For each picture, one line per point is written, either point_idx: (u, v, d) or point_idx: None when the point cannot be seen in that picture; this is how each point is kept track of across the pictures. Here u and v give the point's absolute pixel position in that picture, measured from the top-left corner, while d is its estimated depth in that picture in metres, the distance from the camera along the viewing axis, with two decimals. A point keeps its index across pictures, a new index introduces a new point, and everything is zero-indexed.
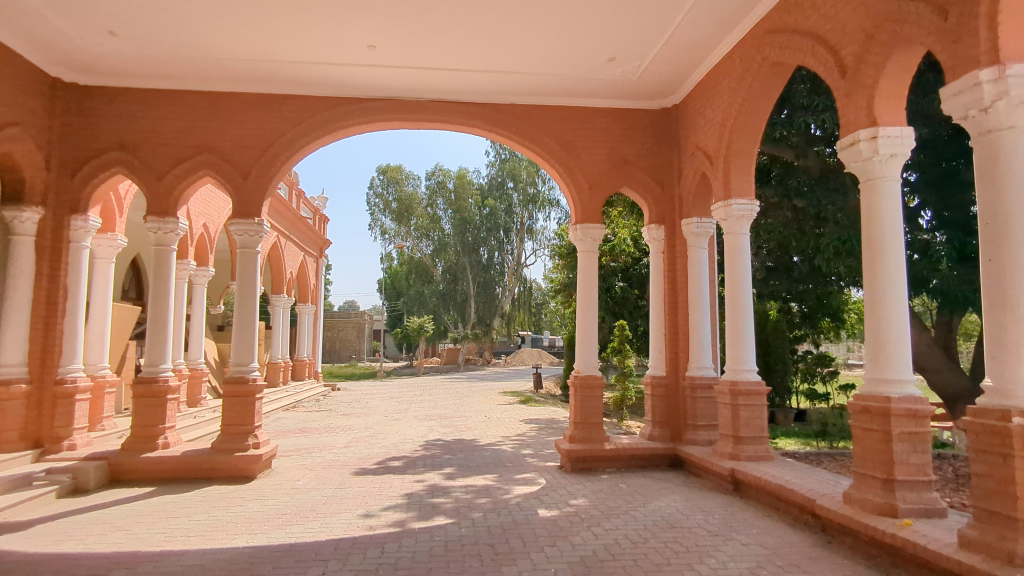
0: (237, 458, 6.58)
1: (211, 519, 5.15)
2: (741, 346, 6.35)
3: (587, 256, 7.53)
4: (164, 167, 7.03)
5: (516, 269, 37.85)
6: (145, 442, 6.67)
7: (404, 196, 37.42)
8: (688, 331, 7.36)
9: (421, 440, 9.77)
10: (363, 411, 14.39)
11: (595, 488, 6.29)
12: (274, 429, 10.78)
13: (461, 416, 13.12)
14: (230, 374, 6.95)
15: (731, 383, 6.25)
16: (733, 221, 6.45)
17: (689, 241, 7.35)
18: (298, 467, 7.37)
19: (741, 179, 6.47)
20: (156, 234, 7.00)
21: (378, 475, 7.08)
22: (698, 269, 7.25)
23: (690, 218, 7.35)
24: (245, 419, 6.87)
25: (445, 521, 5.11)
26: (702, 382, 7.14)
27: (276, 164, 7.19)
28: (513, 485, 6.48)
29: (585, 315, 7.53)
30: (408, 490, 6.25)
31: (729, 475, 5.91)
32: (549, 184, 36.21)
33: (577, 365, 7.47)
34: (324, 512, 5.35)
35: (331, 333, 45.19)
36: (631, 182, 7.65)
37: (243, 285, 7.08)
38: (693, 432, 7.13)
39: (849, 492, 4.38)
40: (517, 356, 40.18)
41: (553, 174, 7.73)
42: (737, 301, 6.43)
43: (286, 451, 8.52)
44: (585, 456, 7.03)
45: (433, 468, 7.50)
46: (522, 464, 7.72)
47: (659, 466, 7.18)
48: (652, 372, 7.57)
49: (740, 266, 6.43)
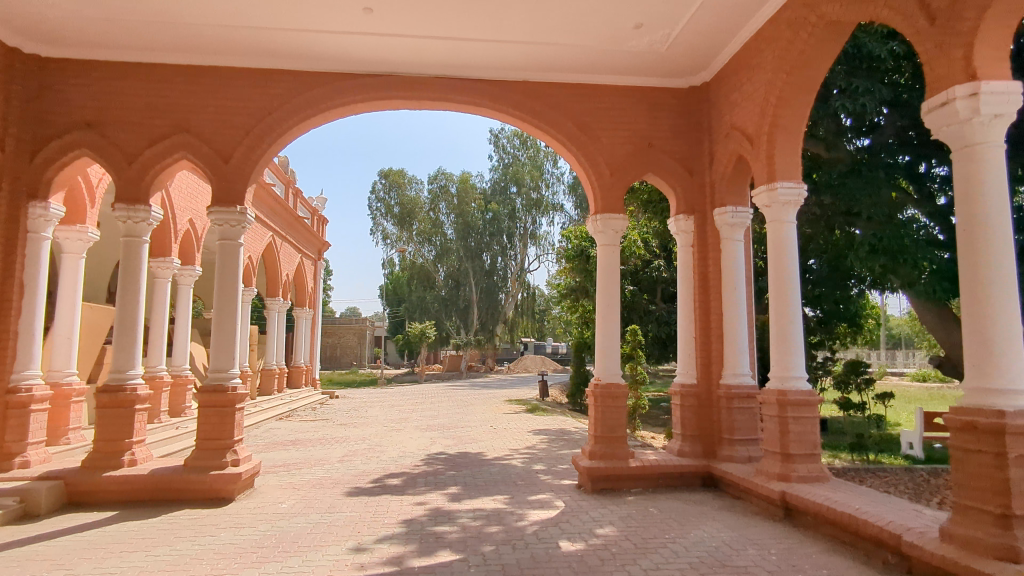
0: (212, 478, 5.78)
1: (176, 555, 4.34)
2: (789, 351, 5.54)
3: (608, 249, 6.75)
4: (135, 149, 6.26)
5: (519, 274, 37.23)
6: (109, 459, 5.88)
7: (406, 200, 36.66)
8: (724, 333, 6.55)
9: (423, 454, 8.95)
10: (361, 421, 13.57)
11: (623, 513, 5.48)
12: (263, 442, 9.97)
13: (464, 426, 12.30)
14: (207, 382, 6.17)
15: (778, 393, 5.44)
16: (778, 208, 5.63)
17: (723, 233, 6.57)
18: (284, 487, 6.56)
19: (790, 160, 5.65)
20: (125, 224, 6.21)
21: (374, 496, 6.26)
22: (734, 264, 6.48)
23: (725, 206, 6.57)
24: (224, 433, 6.07)
25: (452, 558, 4.29)
26: (739, 392, 6.33)
27: (263, 146, 6.42)
28: (528, 510, 5.65)
29: (606, 316, 6.71)
30: (408, 515, 5.43)
31: (780, 499, 5.11)
32: (552, 189, 35.56)
33: (597, 372, 6.67)
34: (309, 546, 4.54)
35: (332, 340, 44.43)
36: (655, 168, 6.88)
37: (223, 280, 6.30)
38: (730, 447, 6.32)
39: (947, 527, 3.58)
40: (520, 364, 39.42)
41: (570, 159, 6.96)
42: (783, 299, 5.62)
43: (274, 467, 7.71)
44: (608, 474, 6.24)
45: (436, 487, 6.68)
46: (536, 483, 6.90)
47: (692, 486, 6.38)
48: (681, 380, 6.77)
49: (787, 259, 5.64)
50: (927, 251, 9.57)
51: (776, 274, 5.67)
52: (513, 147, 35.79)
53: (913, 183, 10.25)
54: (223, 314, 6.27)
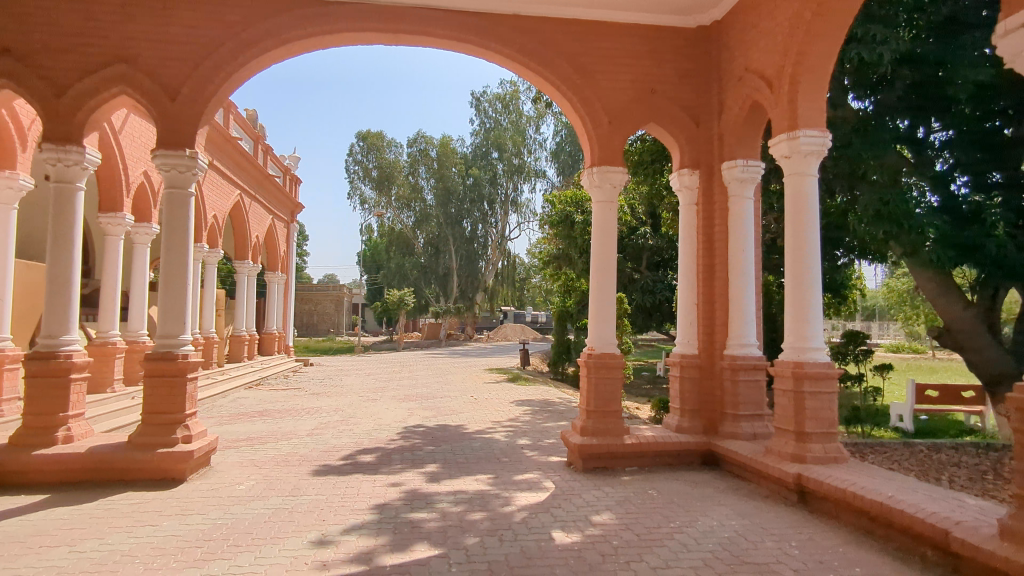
0: (160, 456, 5.14)
1: (105, 552, 3.70)
2: (806, 319, 5.00)
3: (604, 206, 6.12)
4: (66, 82, 5.42)
5: (500, 242, 36.57)
6: (41, 436, 5.18)
7: (385, 163, 35.46)
8: (729, 300, 6.01)
9: (400, 427, 8.35)
10: (335, 390, 12.95)
11: (620, 496, 4.95)
12: (228, 414, 9.31)
13: (443, 397, 11.75)
14: (155, 349, 5.46)
15: (794, 365, 4.92)
16: (799, 159, 5.04)
17: (731, 189, 5.99)
18: (244, 465, 5.92)
19: (813, 104, 5.04)
20: (54, 167, 5.40)
21: (343, 475, 5.65)
22: (742, 224, 5.92)
23: (735, 160, 5.97)
24: (174, 406, 5.38)
25: (429, 554, 3.70)
26: (745, 363, 5.82)
27: (215, 81, 5.60)
28: (514, 493, 5.09)
29: (601, 279, 6.11)
30: (381, 499, 4.84)
31: (794, 482, 4.62)
32: (534, 154, 34.68)
33: (589, 341, 6.09)
34: (264, 539, 3.93)
35: (309, 307, 43.52)
36: (658, 116, 6.22)
37: (171, 235, 5.55)
38: (733, 423, 5.84)
39: (1008, 522, 3.11)
40: (500, 333, 39.01)
41: (564, 107, 6.26)
42: (802, 261, 5.05)
43: (235, 442, 7.06)
44: (601, 452, 5.72)
45: (413, 465, 6.09)
46: (522, 460, 6.35)
47: (690, 465, 5.89)
48: (680, 351, 6.23)
49: (807, 215, 5.07)
50: (926, 217, 8.92)
51: (795, 234, 5.09)
52: (494, 111, 34.71)
53: (911, 149, 9.68)
54: (171, 273, 5.54)
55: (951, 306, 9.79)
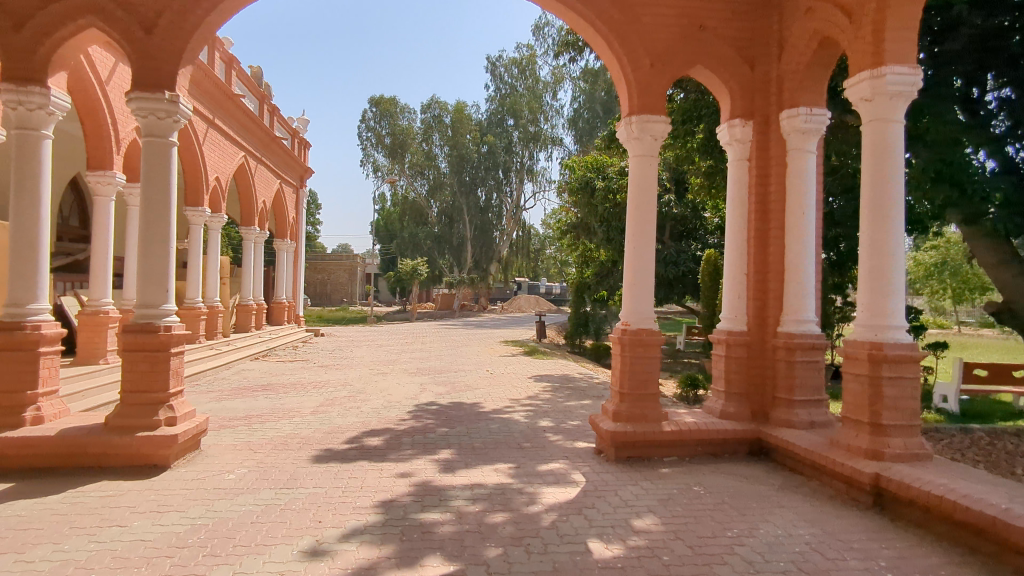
0: (141, 441, 4.55)
1: (56, 563, 3.09)
2: (886, 291, 4.22)
3: (642, 161, 5.39)
4: (26, 14, 4.74)
5: (515, 212, 35.83)
6: (6, 416, 4.60)
7: (398, 130, 34.40)
8: (785, 270, 5.27)
9: (411, 405, 7.74)
10: (345, 362, 12.39)
11: (662, 494, 4.29)
12: (228, 388, 8.77)
13: (457, 371, 11.17)
14: (135, 320, 4.84)
15: (871, 346, 4.17)
16: (883, 102, 4.24)
17: (791, 141, 5.22)
18: (237, 450, 5.33)
19: (904, 33, 4.18)
20: (15, 111, 4.72)
21: (346, 463, 5.04)
22: (804, 182, 5.15)
23: (797, 107, 5.16)
24: (156, 384, 4.78)
25: (443, 571, 3.06)
26: (803, 342, 5.09)
27: (197, 12, 4.87)
28: (540, 487, 4.45)
29: (638, 245, 5.38)
30: (389, 495, 4.22)
31: (871, 483, 3.93)
32: (551, 121, 33.71)
33: (623, 315, 5.39)
34: (248, 547, 3.32)
35: (322, 277, 43.09)
36: (708, 58, 5.42)
37: (150, 191, 4.87)
38: (787, 410, 5.14)
39: None
40: (514, 304, 38.53)
41: (599, 47, 5.47)
42: (882, 224, 4.26)
43: (231, 420, 6.48)
44: (636, 440, 5.06)
45: (424, 451, 5.46)
46: (545, 446, 5.71)
47: (736, 455, 5.22)
48: (727, 327, 5.50)
49: (891, 169, 4.26)
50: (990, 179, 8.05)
51: (874, 192, 4.29)
52: (510, 77, 33.57)
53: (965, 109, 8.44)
54: (149, 236, 4.88)
55: (1011, 280, 8.94)
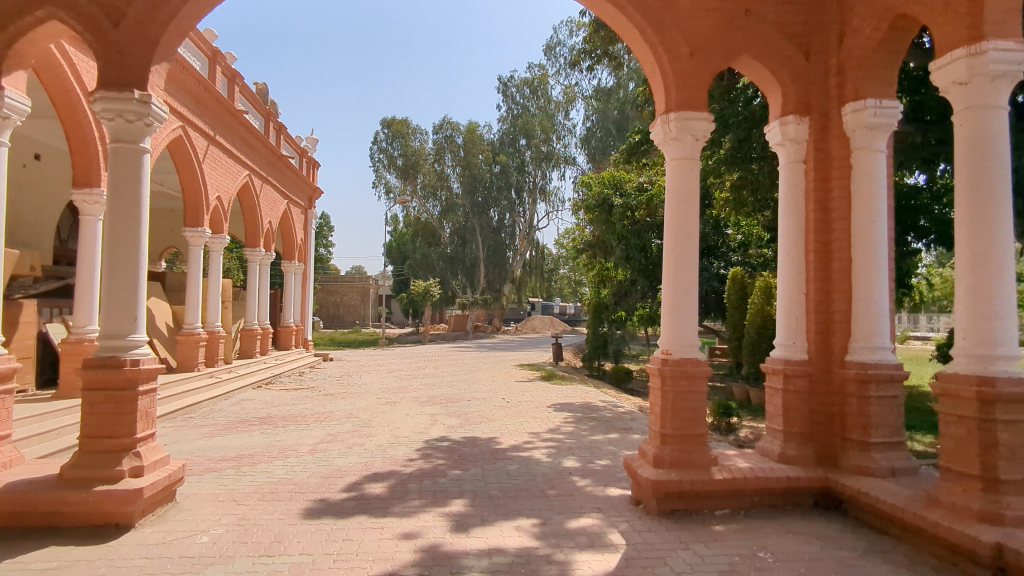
0: (98, 498, 3.84)
1: None
2: (994, 313, 3.45)
3: (680, 164, 4.68)
4: None
5: (528, 232, 35.37)
6: None
7: (410, 151, 34.04)
8: (852, 288, 4.52)
9: (420, 441, 7.00)
10: (353, 390, 11.70)
11: (725, 564, 3.50)
12: (223, 421, 8.09)
13: (470, 399, 10.42)
14: (96, 354, 4.16)
15: (978, 381, 3.39)
16: (981, 85, 3.52)
17: (856, 140, 4.51)
18: (218, 501, 4.60)
19: (1006, 1, 3.47)
20: None
21: (341, 519, 4.29)
22: (872, 184, 4.44)
23: (863, 100, 4.47)
24: (120, 429, 4.09)
25: None
26: (878, 373, 4.31)
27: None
28: (573, 553, 3.68)
29: (678, 258, 4.65)
30: (389, 565, 3.47)
31: (992, 555, 3.12)
32: (564, 140, 33.29)
33: (662, 341, 4.65)
34: None
35: (335, 299, 42.65)
36: (756, 45, 4.75)
37: (117, 205, 4.24)
38: (860, 455, 4.34)
39: None
40: (528, 325, 37.86)
41: (630, 35, 4.82)
42: (986, 229, 3.50)
43: (218, 462, 5.76)
44: (681, 491, 4.27)
45: (433, 503, 4.69)
46: (574, 495, 4.92)
47: (801, 507, 4.41)
48: (783, 354, 4.73)
49: (993, 165, 3.52)
50: None
51: (973, 191, 3.55)
52: (522, 97, 33.21)
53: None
54: (115, 256, 4.23)
55: None
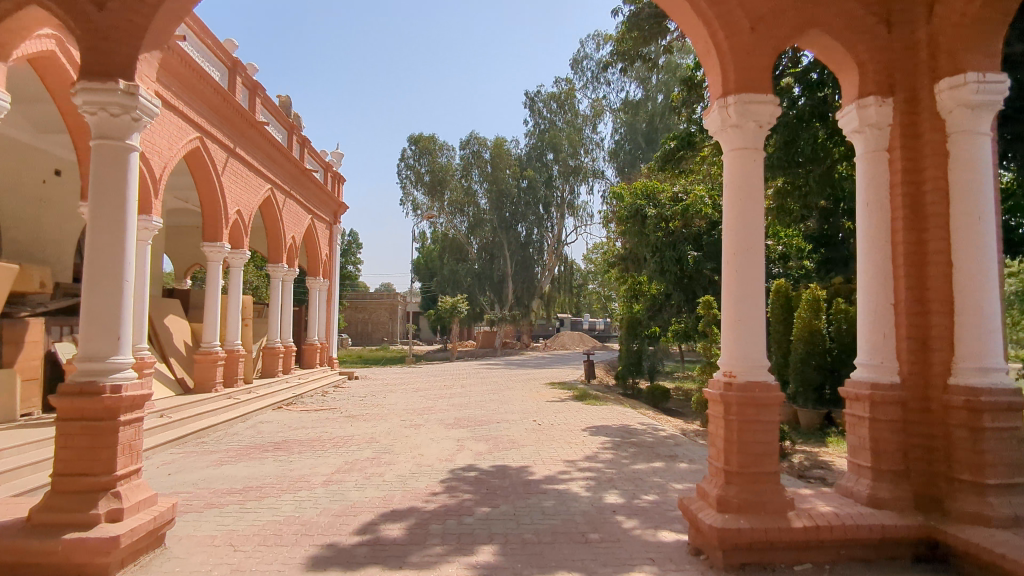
0: (66, 546, 3.29)
1: None
2: None
3: (740, 155, 4.03)
4: None
5: (556, 247, 34.72)
6: None
7: (437, 166, 33.72)
8: (955, 298, 3.78)
9: (444, 471, 6.36)
10: (376, 411, 11.13)
11: None
12: (235, 447, 7.55)
13: (499, 422, 9.76)
14: (74, 378, 3.66)
15: None
16: None
17: (953, 122, 3.84)
18: (213, 546, 4.02)
19: None
20: None
21: (350, 571, 3.66)
22: (975, 175, 3.76)
23: (963, 74, 3.80)
24: (98, 463, 3.57)
25: None
26: (993, 401, 3.57)
27: None
28: None
29: (741, 264, 3.96)
30: None
31: None
32: (591, 154, 32.69)
33: (725, 362, 3.96)
34: None
35: (363, 316, 42.45)
36: (828, 16, 4.09)
37: (98, 209, 3.73)
38: (972, 499, 3.60)
39: None
40: (558, 341, 37.06)
41: (680, 10, 4.20)
42: None
43: (221, 497, 5.20)
44: (753, 541, 3.55)
45: (458, 549, 4.05)
46: (622, 540, 4.23)
47: (901, 561, 3.65)
48: (870, 377, 3.99)
49: None
50: None
51: None
52: (549, 112, 32.78)
53: None
54: (97, 266, 3.72)
55: None
